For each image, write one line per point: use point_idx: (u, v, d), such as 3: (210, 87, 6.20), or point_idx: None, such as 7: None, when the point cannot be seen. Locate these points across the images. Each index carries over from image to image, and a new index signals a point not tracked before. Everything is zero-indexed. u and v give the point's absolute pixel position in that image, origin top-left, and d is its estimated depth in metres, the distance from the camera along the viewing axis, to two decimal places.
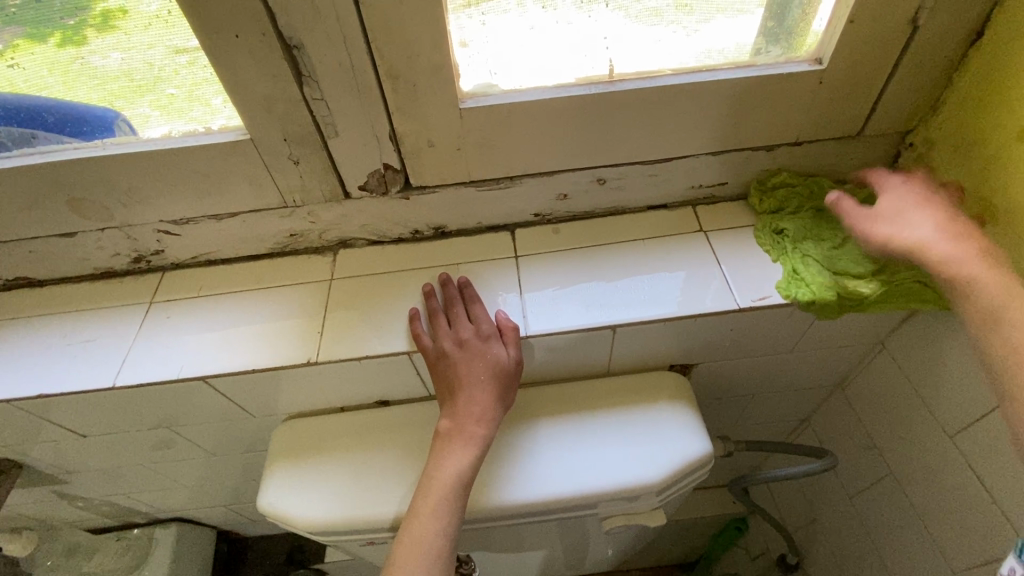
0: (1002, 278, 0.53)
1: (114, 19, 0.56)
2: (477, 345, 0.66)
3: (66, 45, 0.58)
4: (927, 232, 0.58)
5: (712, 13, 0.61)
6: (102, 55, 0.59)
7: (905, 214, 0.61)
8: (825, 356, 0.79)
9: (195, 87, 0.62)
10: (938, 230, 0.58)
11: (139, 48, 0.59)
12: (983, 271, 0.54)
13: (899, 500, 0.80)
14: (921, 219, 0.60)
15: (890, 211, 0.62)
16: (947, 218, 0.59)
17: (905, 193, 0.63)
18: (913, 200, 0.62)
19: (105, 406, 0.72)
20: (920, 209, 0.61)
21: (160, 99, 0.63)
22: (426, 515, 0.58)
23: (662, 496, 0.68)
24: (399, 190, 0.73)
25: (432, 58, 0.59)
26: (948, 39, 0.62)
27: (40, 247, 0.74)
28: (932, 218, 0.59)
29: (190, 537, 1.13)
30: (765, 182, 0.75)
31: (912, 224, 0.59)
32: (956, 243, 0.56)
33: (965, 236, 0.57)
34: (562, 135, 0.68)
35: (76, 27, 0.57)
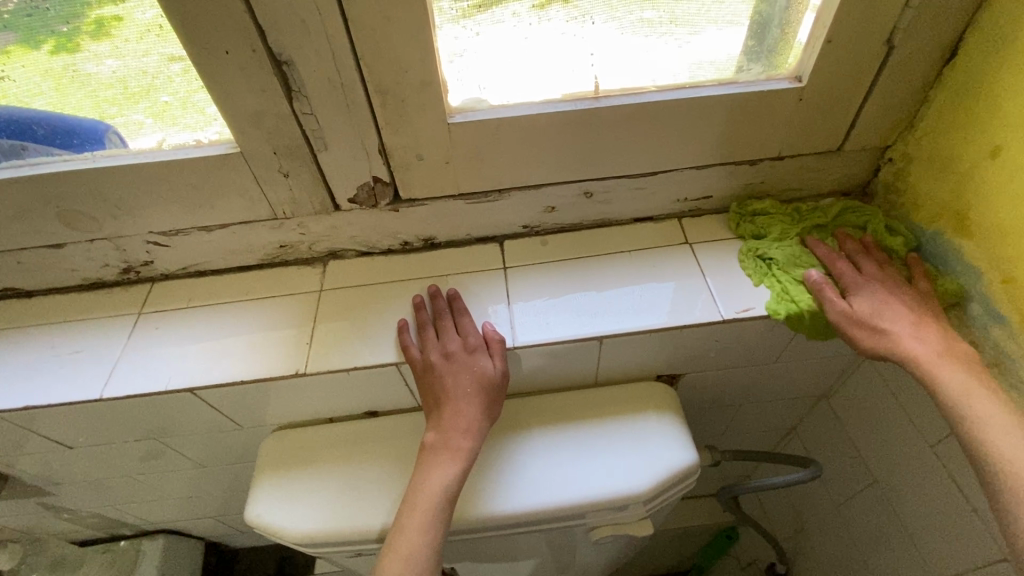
0: (971, 383, 0.57)
1: (109, 26, 0.56)
2: (464, 357, 0.66)
3: (60, 51, 0.58)
4: (905, 339, 0.61)
5: (704, 25, 0.62)
6: (96, 62, 0.59)
7: (881, 314, 0.63)
8: (808, 366, 0.80)
9: (191, 95, 0.62)
10: (911, 334, 0.61)
11: (134, 55, 0.59)
12: (958, 378, 0.58)
13: (883, 509, 0.81)
14: (896, 320, 0.62)
15: (869, 298, 0.65)
16: (912, 315, 0.63)
17: (867, 286, 0.66)
18: (878, 295, 0.65)
19: (93, 418, 0.72)
20: (891, 309, 0.63)
21: (154, 106, 0.63)
22: (411, 530, 0.58)
23: (648, 506, 0.69)
24: (388, 203, 0.73)
25: (420, 74, 0.60)
26: (924, 58, 0.63)
27: (28, 257, 0.74)
28: (904, 320, 0.62)
29: (178, 549, 1.12)
30: (743, 203, 0.77)
31: (890, 328, 0.62)
32: (929, 351, 0.60)
33: (932, 338, 0.61)
34: (549, 150, 0.69)
35: (71, 34, 0.57)
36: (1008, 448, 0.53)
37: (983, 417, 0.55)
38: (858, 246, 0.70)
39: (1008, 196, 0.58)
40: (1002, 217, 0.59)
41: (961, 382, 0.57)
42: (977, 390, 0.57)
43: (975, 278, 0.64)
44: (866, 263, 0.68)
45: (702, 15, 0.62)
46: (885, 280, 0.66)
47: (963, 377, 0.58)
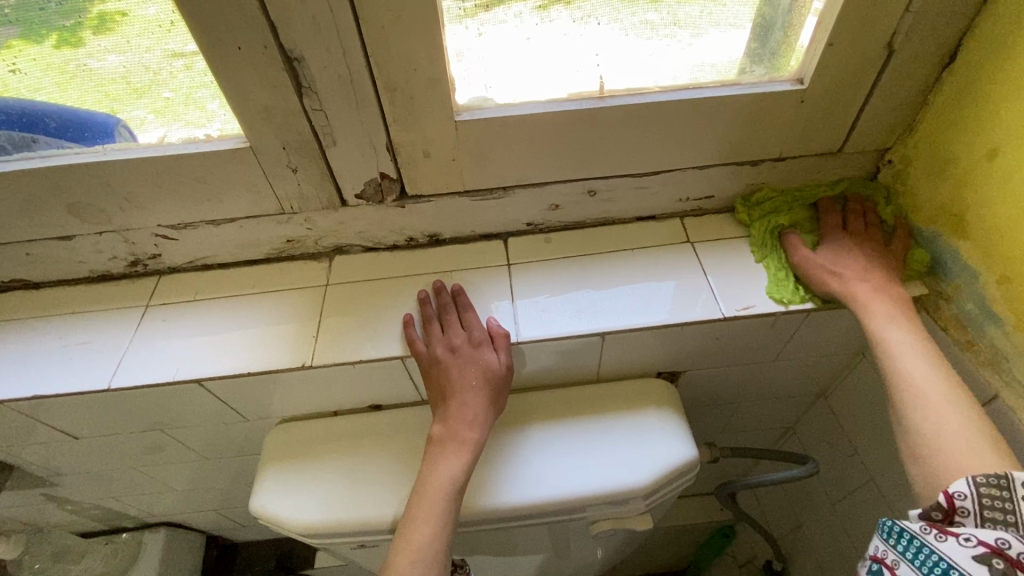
0: (899, 319, 0.63)
1: (111, 22, 0.57)
2: (469, 351, 0.67)
3: (62, 46, 0.58)
4: (851, 277, 0.66)
5: (705, 27, 0.63)
6: (98, 57, 0.60)
7: (839, 258, 0.68)
8: (807, 364, 0.81)
9: (193, 91, 0.63)
10: (857, 273, 0.66)
11: (136, 51, 0.60)
12: (885, 312, 0.63)
13: (880, 506, 0.82)
14: (851, 263, 0.67)
15: (835, 243, 0.70)
16: (866, 261, 0.68)
17: (836, 238, 0.71)
18: (841, 243, 0.70)
19: (98, 408, 0.73)
20: (848, 253, 0.68)
21: (156, 102, 0.64)
22: (421, 521, 0.59)
23: (649, 500, 0.70)
24: (395, 200, 0.74)
25: (428, 72, 0.61)
26: (925, 60, 0.64)
27: (37, 249, 0.74)
28: (860, 266, 0.67)
29: (179, 542, 1.13)
30: (750, 198, 0.78)
31: (840, 268, 0.67)
32: (869, 287, 0.65)
33: (877, 280, 0.66)
34: (554, 149, 0.70)
35: (73, 29, 0.57)
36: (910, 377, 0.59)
37: (894, 345, 0.61)
38: (858, 206, 0.74)
39: (1005, 198, 0.59)
40: (998, 219, 0.60)
41: (886, 314, 0.63)
42: (899, 324, 0.62)
43: (971, 277, 0.65)
44: (852, 221, 0.72)
45: (704, 18, 0.63)
46: (855, 234, 0.71)
47: (889, 312, 0.63)
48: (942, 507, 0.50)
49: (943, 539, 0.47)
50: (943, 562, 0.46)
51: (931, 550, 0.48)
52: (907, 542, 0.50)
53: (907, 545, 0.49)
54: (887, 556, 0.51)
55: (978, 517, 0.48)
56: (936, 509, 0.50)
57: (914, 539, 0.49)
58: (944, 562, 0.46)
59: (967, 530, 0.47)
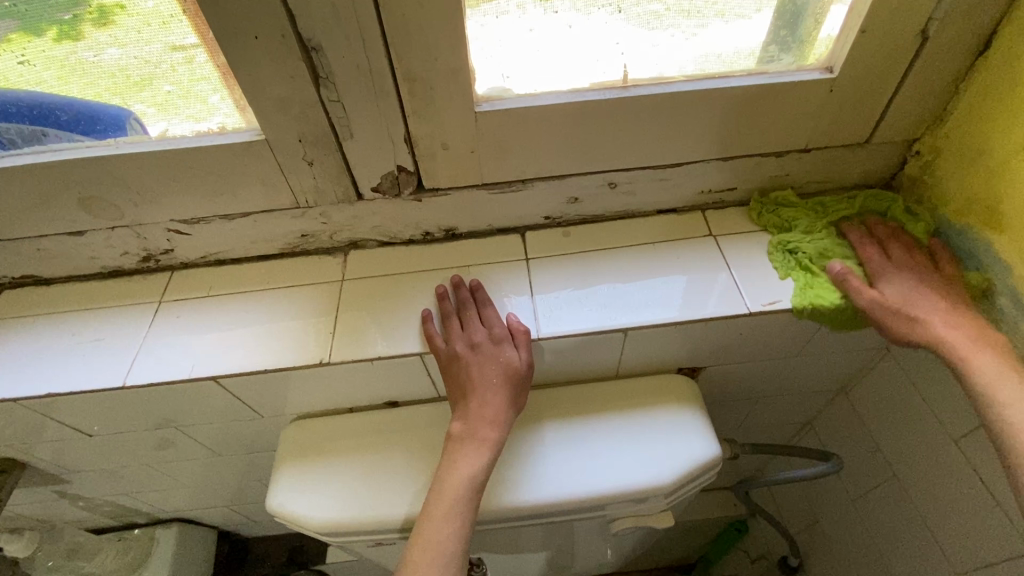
0: (1006, 371, 0.58)
1: (110, 14, 0.56)
2: (490, 348, 0.66)
3: (62, 39, 0.57)
4: (937, 327, 0.62)
5: (711, 18, 0.62)
6: (97, 51, 0.58)
7: (912, 303, 0.64)
8: (830, 359, 0.80)
9: (193, 84, 0.62)
10: (946, 323, 0.62)
11: (136, 44, 0.58)
12: (993, 367, 0.58)
13: (902, 503, 0.81)
14: (925, 306, 0.63)
15: (899, 283, 0.66)
16: (945, 304, 0.63)
17: (897, 275, 0.66)
18: (908, 283, 0.65)
19: (113, 406, 0.72)
20: (925, 298, 0.64)
21: (157, 96, 0.63)
22: (439, 518, 0.58)
23: (670, 498, 0.69)
24: (412, 193, 0.73)
25: (450, 62, 0.59)
26: (958, 48, 0.63)
27: (48, 244, 0.73)
28: (936, 307, 0.63)
29: (191, 538, 1.12)
30: (770, 193, 0.77)
31: (921, 317, 0.63)
32: (964, 338, 0.61)
33: (968, 326, 0.62)
34: (575, 140, 0.68)
35: (72, 22, 0.56)
36: None
37: (1013, 405, 0.56)
38: (887, 230, 0.71)
39: None
40: None
41: (995, 370, 0.58)
42: (1010, 378, 0.58)
43: (1002, 272, 0.63)
44: (895, 250, 0.68)
45: (711, 8, 0.61)
46: (916, 268, 0.67)
47: (996, 365, 0.59)
48: None
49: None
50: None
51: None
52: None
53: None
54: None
55: None
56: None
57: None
58: None
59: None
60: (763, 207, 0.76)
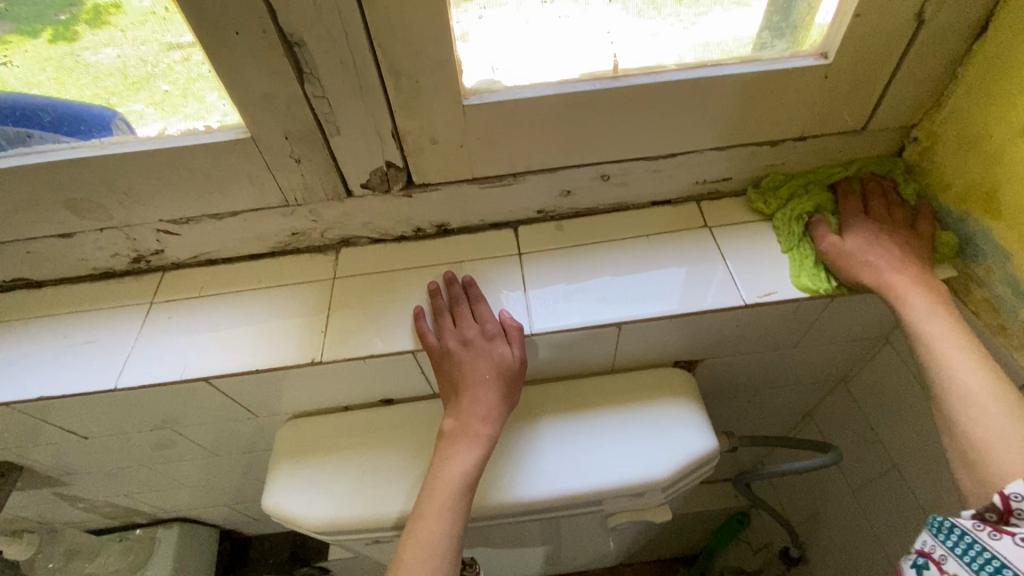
0: (937, 310, 0.60)
1: (106, 14, 0.55)
2: (482, 344, 0.66)
3: (58, 40, 0.56)
4: (886, 268, 0.63)
5: (709, 6, 0.61)
6: (94, 51, 0.58)
7: (867, 246, 0.66)
8: (829, 349, 0.79)
9: (191, 83, 0.61)
10: (891, 264, 0.64)
11: (132, 44, 0.58)
12: (925, 305, 0.61)
13: (903, 494, 0.81)
14: (881, 250, 0.65)
15: (863, 229, 0.67)
16: (900, 249, 0.65)
17: (864, 223, 0.68)
18: (870, 230, 0.67)
19: (107, 408, 0.71)
20: (884, 244, 0.65)
21: (155, 95, 0.62)
22: (431, 517, 0.58)
23: (668, 492, 0.68)
24: (402, 189, 0.72)
25: (435, 54, 0.58)
26: (955, 30, 0.61)
27: (37, 248, 0.73)
28: (889, 252, 0.65)
29: (193, 537, 1.13)
30: (764, 183, 0.75)
31: (873, 259, 0.64)
32: (905, 278, 0.63)
33: (912, 268, 0.63)
34: (565, 132, 0.67)
35: (68, 23, 0.55)
36: (957, 369, 0.57)
37: (935, 341, 0.59)
38: (879, 188, 0.72)
39: None
40: None
41: (926, 307, 0.60)
42: (938, 316, 0.60)
43: (1001, 259, 0.62)
44: (874, 205, 0.70)
45: None
46: (886, 219, 0.68)
47: (927, 304, 0.61)
48: (998, 509, 0.48)
49: (998, 537, 0.46)
50: (996, 560, 0.45)
51: (984, 549, 0.46)
52: (956, 537, 0.48)
53: (955, 541, 0.48)
54: (934, 550, 0.49)
55: None
56: (990, 510, 0.48)
57: (966, 536, 0.48)
58: (998, 561, 0.45)
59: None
60: (760, 193, 0.75)
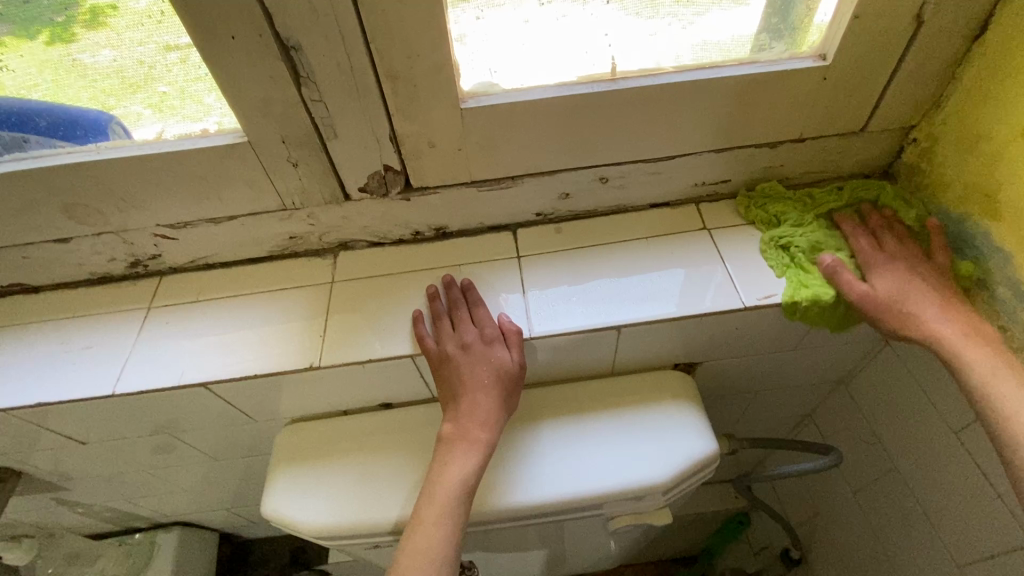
0: (1002, 369, 0.57)
1: (103, 16, 0.55)
2: (481, 348, 0.65)
3: (55, 42, 0.56)
4: (933, 324, 0.61)
5: (707, 6, 0.60)
6: (92, 53, 0.57)
7: (905, 298, 0.63)
8: (828, 351, 0.79)
9: (189, 84, 0.61)
10: (937, 317, 0.61)
11: (129, 46, 0.57)
12: (984, 361, 0.58)
13: (903, 495, 0.81)
14: (921, 300, 0.62)
15: (893, 276, 0.64)
16: (940, 298, 0.62)
17: (888, 266, 0.65)
18: (900, 274, 0.64)
19: (105, 414, 0.71)
20: (920, 291, 0.63)
21: (153, 97, 0.62)
22: (430, 522, 0.58)
23: (668, 495, 0.68)
24: (400, 192, 0.72)
25: (432, 57, 0.58)
26: (954, 32, 0.61)
27: (34, 252, 0.73)
28: (930, 301, 0.62)
29: (192, 541, 1.12)
30: (760, 189, 0.75)
31: (916, 314, 0.62)
32: (958, 335, 0.60)
33: (961, 321, 0.61)
34: (563, 135, 0.67)
35: (65, 24, 0.55)
36: None
37: (1007, 402, 0.55)
38: (881, 220, 0.70)
39: None
40: None
41: (990, 366, 0.57)
42: (1004, 372, 0.57)
43: (1001, 261, 0.62)
44: (887, 239, 0.68)
45: None
46: (907, 256, 0.66)
47: (989, 362, 0.58)
48: None
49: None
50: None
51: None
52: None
53: None
54: None
55: None
56: None
57: None
58: None
59: None
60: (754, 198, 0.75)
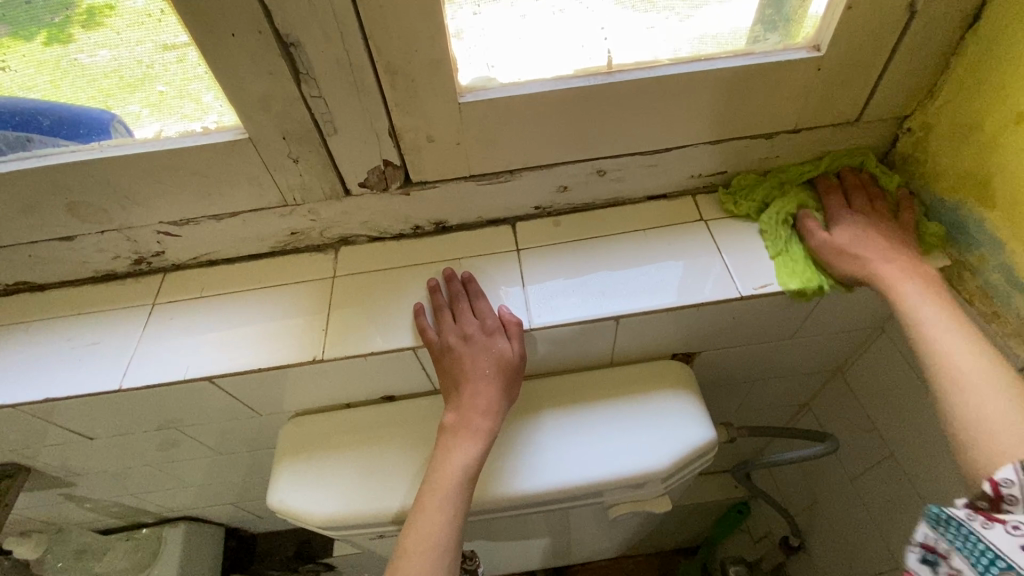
0: (928, 296, 0.61)
1: (100, 16, 0.56)
2: (482, 340, 0.66)
3: (52, 43, 0.57)
4: (872, 259, 0.64)
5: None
6: (89, 53, 0.58)
7: (850, 237, 0.67)
8: (826, 340, 0.79)
9: (186, 83, 0.61)
10: (878, 254, 0.65)
11: (127, 46, 0.58)
12: (917, 295, 0.61)
13: (899, 481, 0.82)
14: (868, 242, 0.66)
15: (849, 220, 0.68)
16: (884, 239, 0.66)
17: (852, 218, 0.69)
18: (858, 222, 0.68)
19: (112, 409, 0.72)
20: (869, 234, 0.66)
21: (151, 96, 0.62)
22: (432, 509, 0.59)
23: (667, 483, 0.69)
24: (399, 186, 0.73)
25: (430, 53, 0.58)
26: (948, 20, 0.62)
27: (39, 251, 0.73)
28: (875, 242, 0.66)
29: (198, 536, 1.14)
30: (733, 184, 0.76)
31: (858, 250, 0.65)
32: (895, 269, 0.63)
33: (898, 257, 0.64)
34: (560, 128, 0.68)
35: (62, 25, 0.56)
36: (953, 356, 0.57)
37: (929, 328, 0.59)
38: (857, 180, 0.73)
39: None
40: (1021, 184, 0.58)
41: (917, 295, 0.61)
42: (931, 305, 0.60)
43: (994, 249, 0.63)
44: (858, 197, 0.71)
45: None
46: (871, 211, 0.69)
47: (918, 291, 0.62)
48: (988, 496, 0.50)
49: (990, 527, 0.47)
50: (991, 551, 0.46)
51: (978, 538, 0.47)
52: (956, 530, 0.49)
53: (953, 533, 0.49)
54: (937, 544, 0.50)
55: None
56: (982, 499, 0.50)
57: (961, 526, 0.49)
58: (992, 551, 0.46)
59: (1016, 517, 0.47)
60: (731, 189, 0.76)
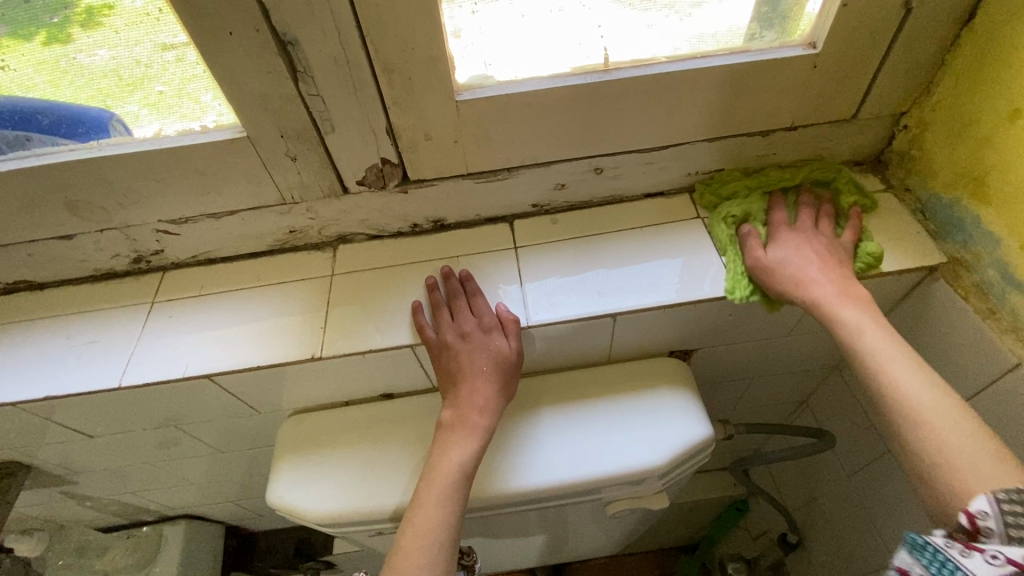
0: (868, 321, 0.59)
1: (99, 16, 0.56)
2: (480, 337, 0.66)
3: (51, 43, 0.57)
4: (811, 282, 0.62)
5: None
6: (88, 53, 0.58)
7: (790, 259, 0.65)
8: (823, 337, 0.80)
9: (186, 83, 0.62)
10: (816, 277, 0.63)
11: (126, 45, 0.58)
12: (857, 319, 0.59)
13: (896, 477, 0.82)
14: (805, 262, 0.64)
15: (790, 242, 0.67)
16: (824, 259, 0.64)
17: (790, 238, 0.67)
18: (796, 242, 0.66)
19: (110, 407, 0.72)
20: (810, 256, 0.65)
21: (150, 96, 0.63)
22: (430, 506, 0.59)
23: (665, 479, 0.69)
24: (398, 184, 0.73)
25: (427, 51, 0.59)
26: (943, 18, 0.62)
27: (39, 250, 0.74)
28: (813, 263, 0.64)
29: (198, 534, 1.14)
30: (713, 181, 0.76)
31: (798, 273, 0.63)
32: (833, 292, 0.61)
33: (837, 280, 0.62)
34: (557, 126, 0.68)
35: (61, 25, 0.56)
36: (902, 383, 0.55)
37: (877, 354, 0.57)
38: (812, 201, 0.71)
39: None
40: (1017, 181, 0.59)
41: (857, 320, 0.59)
42: (873, 330, 0.58)
43: (991, 246, 0.63)
44: (804, 216, 0.69)
45: None
46: (812, 231, 0.68)
47: (859, 316, 0.59)
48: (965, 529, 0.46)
49: (969, 555, 0.43)
50: None
51: (958, 567, 0.43)
52: (932, 557, 0.45)
53: (933, 561, 0.44)
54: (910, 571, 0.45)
55: (1003, 535, 0.44)
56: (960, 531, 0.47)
57: (939, 555, 0.44)
58: None
59: (996, 547, 0.43)
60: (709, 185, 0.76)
